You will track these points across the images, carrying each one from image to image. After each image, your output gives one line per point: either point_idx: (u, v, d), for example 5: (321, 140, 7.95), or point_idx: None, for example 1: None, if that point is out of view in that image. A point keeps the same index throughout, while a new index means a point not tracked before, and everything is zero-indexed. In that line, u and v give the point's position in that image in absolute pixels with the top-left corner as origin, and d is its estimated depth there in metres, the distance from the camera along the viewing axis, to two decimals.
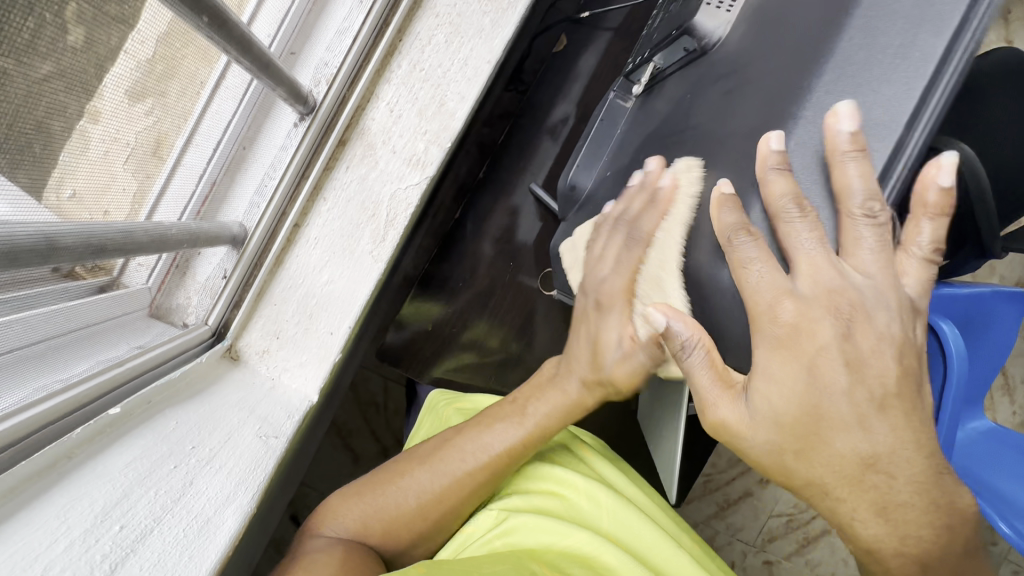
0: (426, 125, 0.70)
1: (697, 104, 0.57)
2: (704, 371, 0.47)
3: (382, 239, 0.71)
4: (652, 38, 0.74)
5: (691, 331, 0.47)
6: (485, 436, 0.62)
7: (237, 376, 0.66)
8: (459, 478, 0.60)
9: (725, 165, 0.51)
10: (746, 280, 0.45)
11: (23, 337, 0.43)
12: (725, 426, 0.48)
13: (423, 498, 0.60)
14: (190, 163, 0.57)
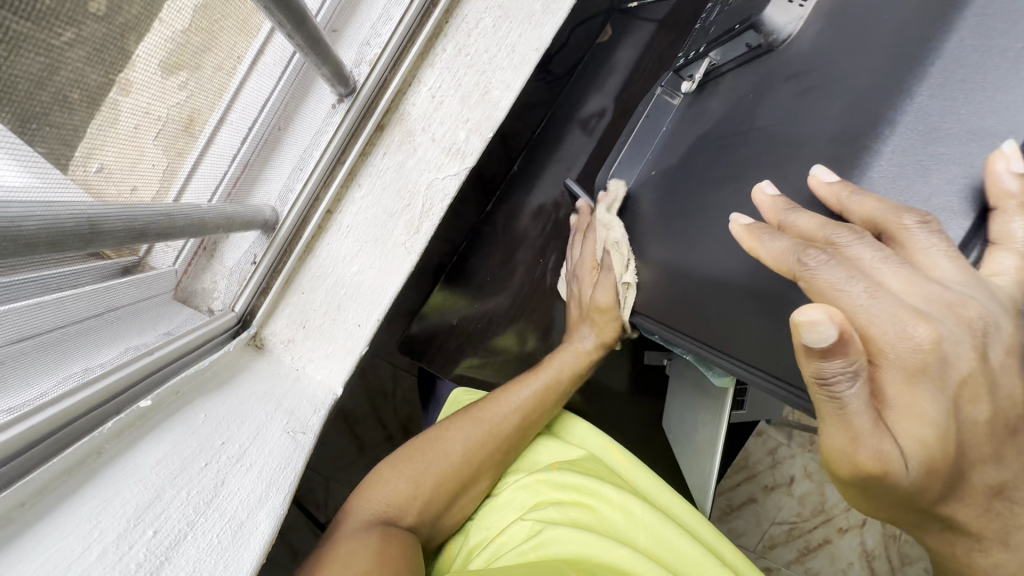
0: (468, 114, 0.67)
1: (762, 103, 0.53)
2: (862, 415, 0.34)
3: (416, 230, 0.69)
4: (709, 33, 0.70)
5: (852, 358, 0.33)
6: (511, 391, 0.69)
7: (261, 365, 0.63)
8: (499, 422, 0.66)
9: (802, 173, 0.47)
10: (841, 301, 0.36)
11: (53, 320, 0.41)
12: (881, 483, 0.35)
13: (470, 443, 0.63)
14: (223, 142, 0.53)
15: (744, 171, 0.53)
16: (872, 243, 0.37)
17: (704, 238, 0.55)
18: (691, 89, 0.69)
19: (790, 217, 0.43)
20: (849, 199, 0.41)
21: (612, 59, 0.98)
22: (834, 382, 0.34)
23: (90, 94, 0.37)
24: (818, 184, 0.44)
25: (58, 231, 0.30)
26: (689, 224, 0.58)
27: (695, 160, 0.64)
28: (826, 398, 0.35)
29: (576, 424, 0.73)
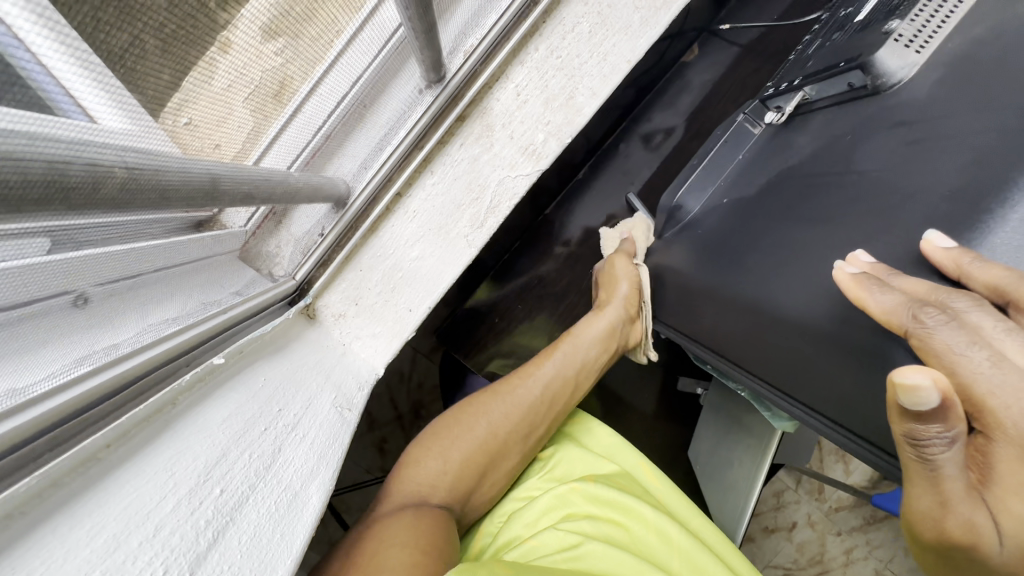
0: (550, 116, 0.66)
1: (862, 148, 0.52)
2: (954, 480, 0.37)
3: (479, 225, 0.69)
4: (805, 67, 0.68)
5: (950, 425, 0.36)
6: (533, 373, 0.70)
7: (312, 336, 0.64)
8: (530, 396, 0.68)
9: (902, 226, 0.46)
10: (959, 364, 0.37)
11: (148, 263, 0.42)
12: (966, 551, 0.38)
13: (499, 418, 0.65)
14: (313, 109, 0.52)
15: (836, 215, 0.52)
16: (991, 311, 0.38)
17: (780, 279, 0.54)
18: (781, 120, 0.68)
19: (900, 278, 0.42)
20: (970, 266, 0.40)
21: (691, 79, 0.97)
22: (929, 443, 0.37)
23: (181, 55, 0.34)
24: (930, 250, 0.43)
25: (187, 184, 0.33)
26: (768, 259, 0.56)
27: (775, 193, 0.62)
28: (920, 457, 0.38)
29: (607, 436, 0.73)
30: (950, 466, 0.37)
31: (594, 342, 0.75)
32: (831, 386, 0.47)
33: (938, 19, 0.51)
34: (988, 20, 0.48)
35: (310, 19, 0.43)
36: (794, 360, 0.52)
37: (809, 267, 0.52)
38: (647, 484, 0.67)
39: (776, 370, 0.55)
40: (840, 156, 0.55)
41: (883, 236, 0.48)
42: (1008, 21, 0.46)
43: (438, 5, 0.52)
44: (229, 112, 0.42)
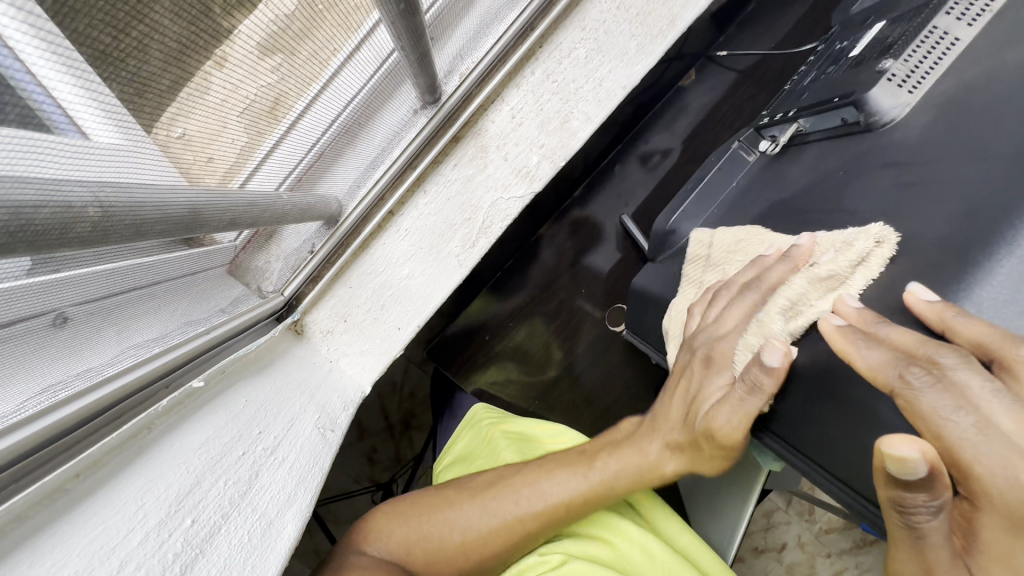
0: (545, 139, 0.67)
1: (852, 186, 0.52)
2: (940, 549, 0.38)
3: (470, 245, 0.69)
4: (800, 98, 0.68)
5: (936, 494, 0.37)
6: (549, 483, 0.60)
7: (299, 352, 0.64)
8: (518, 519, 0.58)
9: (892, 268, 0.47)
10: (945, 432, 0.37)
11: (138, 284, 0.42)
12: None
13: (470, 533, 0.58)
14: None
15: (824, 251, 0.52)
16: (979, 370, 0.37)
17: (772, 316, 0.54)
18: (773, 152, 0.70)
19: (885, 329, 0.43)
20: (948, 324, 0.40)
21: (689, 100, 0.97)
22: (916, 512, 0.38)
23: (179, 69, 0.33)
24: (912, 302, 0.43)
25: (158, 219, 0.35)
26: (761, 291, 0.56)
27: (765, 224, 0.62)
28: (907, 526, 0.39)
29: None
30: (936, 534, 0.38)
31: (626, 479, 0.59)
32: (824, 433, 0.48)
33: (931, 59, 0.52)
34: (977, 66, 0.49)
35: (304, 40, 0.41)
36: (789, 404, 0.52)
37: (794, 300, 0.52)
38: (633, 502, 0.66)
39: (764, 405, 0.55)
40: (831, 192, 0.55)
41: (872, 274, 0.48)
42: (996, 68, 0.48)
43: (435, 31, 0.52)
44: (220, 136, 0.40)
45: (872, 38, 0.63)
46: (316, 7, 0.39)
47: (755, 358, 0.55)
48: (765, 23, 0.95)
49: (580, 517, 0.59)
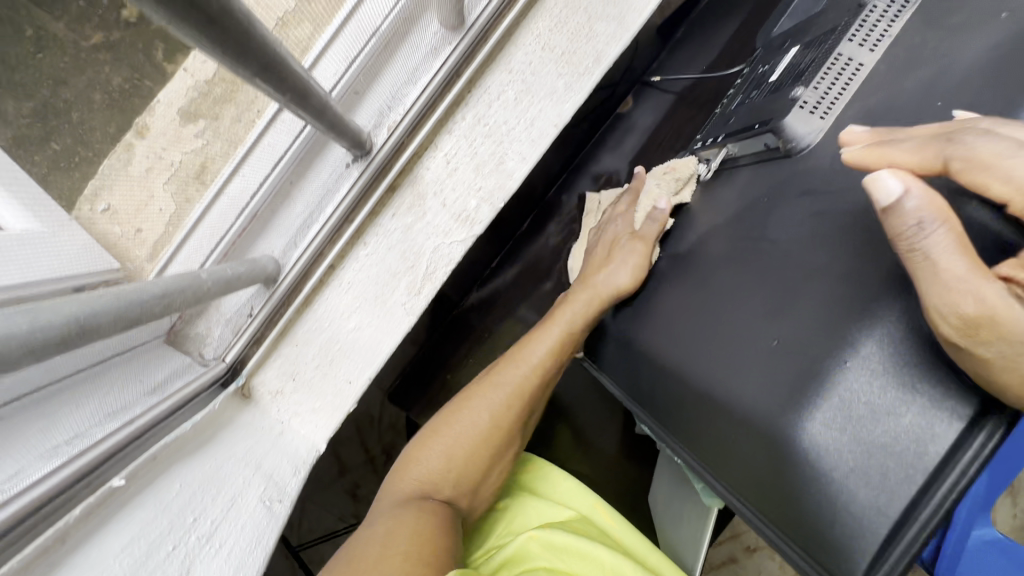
0: (481, 182, 0.67)
1: (776, 216, 0.53)
2: (948, 255, 0.37)
3: (417, 292, 0.69)
4: (728, 122, 0.70)
5: (924, 204, 0.38)
6: (504, 374, 0.66)
7: (245, 419, 0.62)
8: (520, 383, 0.65)
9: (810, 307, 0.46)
10: (1013, 168, 0.37)
11: (50, 376, 0.41)
12: (995, 330, 0.36)
13: (495, 410, 0.63)
14: (232, 194, 0.57)
15: (746, 282, 0.53)
16: (945, 228, 0.38)
17: (711, 359, 0.53)
18: (704, 176, 0.72)
19: (898, 199, 0.39)
20: (891, 146, 0.43)
21: (632, 119, 1.00)
22: (908, 223, 0.38)
23: None
24: (877, 188, 0.40)
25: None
26: (703, 327, 0.55)
27: (701, 249, 0.63)
28: (910, 250, 0.39)
29: (560, 481, 0.75)
30: (948, 261, 0.37)
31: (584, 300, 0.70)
32: (764, 475, 0.47)
33: (837, 87, 0.53)
34: (880, 92, 0.51)
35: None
36: (729, 454, 0.50)
37: (729, 344, 0.52)
38: (601, 524, 0.69)
39: (701, 446, 0.54)
40: (757, 219, 0.56)
41: (788, 317, 0.47)
42: (894, 96, 0.49)
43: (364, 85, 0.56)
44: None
45: (789, 63, 0.64)
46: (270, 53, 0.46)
47: (695, 400, 0.54)
48: (698, 47, 0.97)
49: (562, 351, 0.68)
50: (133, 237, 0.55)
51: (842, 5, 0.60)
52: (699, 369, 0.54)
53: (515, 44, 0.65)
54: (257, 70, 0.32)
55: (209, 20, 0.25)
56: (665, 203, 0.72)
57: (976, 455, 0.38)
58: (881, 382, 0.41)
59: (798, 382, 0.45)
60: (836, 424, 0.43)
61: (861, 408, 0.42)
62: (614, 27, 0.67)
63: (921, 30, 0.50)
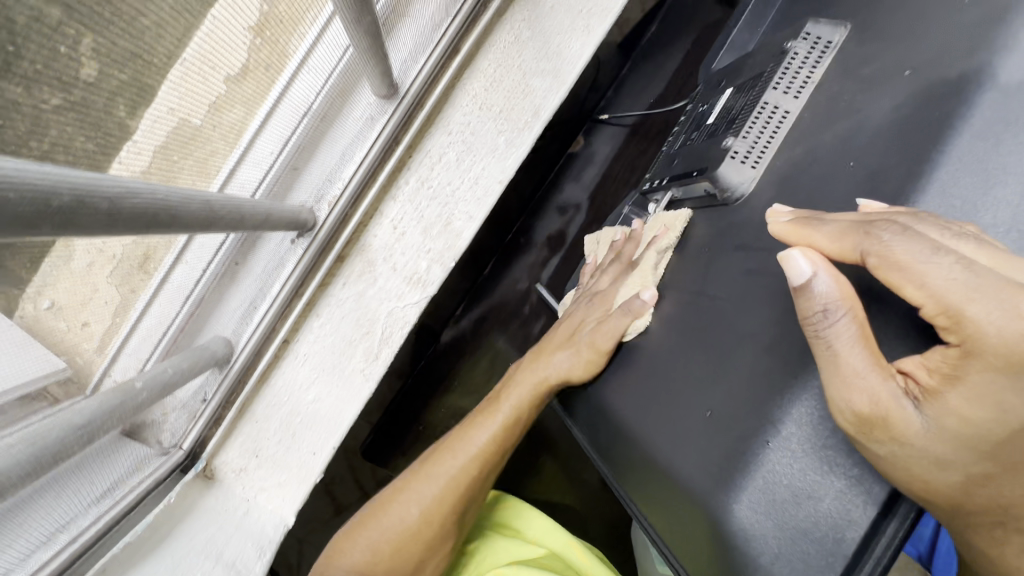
0: (430, 244, 0.68)
1: (716, 266, 0.53)
2: (851, 351, 0.36)
3: (375, 356, 0.69)
4: (671, 165, 0.71)
5: (834, 300, 0.36)
6: (475, 430, 0.65)
7: (209, 503, 0.61)
8: (456, 475, 0.62)
9: (739, 372, 0.44)
10: (926, 274, 0.34)
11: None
12: (888, 431, 0.36)
13: (423, 505, 0.61)
14: (178, 281, 0.53)
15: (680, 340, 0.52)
16: (848, 328, 0.36)
17: (653, 424, 0.50)
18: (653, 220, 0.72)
19: (809, 283, 0.37)
20: (819, 224, 0.40)
21: (589, 151, 1.00)
22: (815, 319, 0.37)
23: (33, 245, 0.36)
24: (789, 269, 0.38)
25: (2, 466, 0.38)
26: (645, 384, 0.54)
27: None
28: (815, 338, 0.37)
29: (535, 519, 0.75)
30: (853, 360, 0.36)
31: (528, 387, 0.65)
32: (695, 538, 0.44)
33: (767, 134, 0.54)
34: (803, 144, 0.51)
35: (186, 154, 0.44)
36: (672, 516, 0.47)
37: (664, 410, 0.49)
38: (574, 562, 0.70)
39: (641, 503, 0.51)
40: (697, 271, 0.55)
41: (721, 381, 0.45)
42: (816, 149, 0.49)
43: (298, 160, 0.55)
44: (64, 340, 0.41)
45: (724, 106, 0.65)
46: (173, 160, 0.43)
47: (635, 462, 0.52)
48: (645, 81, 0.98)
49: (506, 441, 0.65)
50: (78, 332, 0.47)
51: (768, 47, 0.60)
52: (637, 431, 0.52)
53: (452, 105, 0.66)
54: (136, 227, 0.32)
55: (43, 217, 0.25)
56: (650, 296, 0.57)
57: (902, 522, 0.37)
58: (803, 466, 0.39)
59: (733, 449, 0.42)
60: (765, 497, 0.40)
61: (783, 493, 0.39)
62: (550, 81, 0.69)
63: (839, 81, 0.51)
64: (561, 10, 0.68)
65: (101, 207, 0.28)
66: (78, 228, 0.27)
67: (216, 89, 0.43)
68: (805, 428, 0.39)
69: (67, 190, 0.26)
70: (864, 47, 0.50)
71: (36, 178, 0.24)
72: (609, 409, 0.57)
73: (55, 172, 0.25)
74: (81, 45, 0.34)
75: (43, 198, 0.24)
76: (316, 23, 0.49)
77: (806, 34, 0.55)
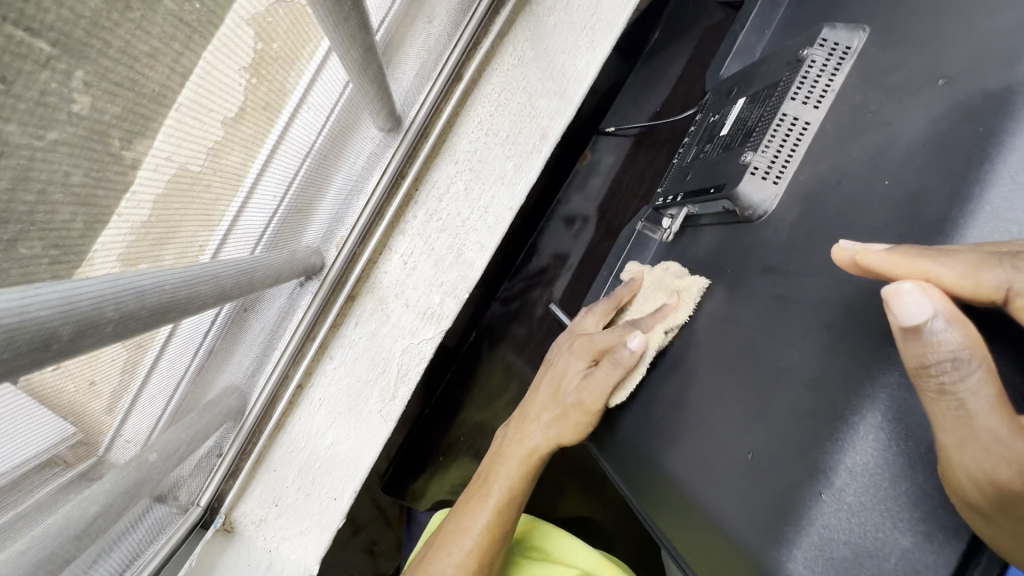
0: (442, 277, 0.68)
1: (743, 289, 0.51)
2: (988, 409, 0.30)
3: (391, 396, 0.68)
4: (684, 180, 0.69)
5: (963, 345, 0.31)
6: (490, 486, 0.60)
7: (230, 558, 0.59)
8: (479, 534, 0.57)
9: (779, 412, 0.42)
10: None
11: None
12: None
13: (454, 575, 0.54)
14: (187, 333, 0.45)
15: (710, 370, 0.50)
16: (984, 382, 0.30)
17: (695, 464, 0.47)
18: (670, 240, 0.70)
19: (927, 326, 0.31)
20: (929, 257, 0.34)
21: (594, 164, 0.98)
22: (940, 369, 0.31)
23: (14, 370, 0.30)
24: (898, 308, 0.32)
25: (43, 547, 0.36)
26: (678, 421, 0.51)
27: None
28: (940, 393, 0.31)
29: (563, 539, 0.73)
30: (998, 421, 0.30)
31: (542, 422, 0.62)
32: None
33: (786, 149, 0.51)
34: (828, 159, 0.48)
35: (187, 201, 0.36)
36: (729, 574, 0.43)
37: (703, 449, 0.47)
38: None
39: (696, 552, 0.47)
40: (724, 297, 0.53)
41: (758, 421, 0.43)
42: (843, 165, 0.47)
43: (306, 201, 0.52)
44: (87, 407, 0.38)
45: (737, 117, 0.62)
46: (173, 211, 0.35)
47: (678, 508, 0.49)
48: (645, 91, 0.96)
49: (526, 486, 0.60)
50: (87, 393, 0.37)
51: (781, 55, 0.58)
52: (671, 472, 0.50)
53: (457, 135, 0.66)
54: (153, 321, 0.33)
55: (45, 343, 0.26)
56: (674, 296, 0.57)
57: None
58: (860, 521, 0.36)
59: (781, 498, 0.40)
60: (826, 553, 0.37)
61: (843, 550, 0.37)
62: (556, 102, 0.69)
63: (862, 90, 0.48)
64: (564, 29, 0.68)
65: (106, 317, 0.29)
66: (90, 340, 0.28)
67: (213, 133, 0.35)
68: (858, 478, 0.37)
69: (98, 310, 0.28)
70: (886, 54, 0.47)
71: (36, 309, 0.25)
72: (641, 448, 0.55)
73: (60, 293, 0.26)
74: (74, 78, 0.24)
75: (43, 328, 0.25)
76: (315, 59, 0.43)
77: (823, 40, 0.52)
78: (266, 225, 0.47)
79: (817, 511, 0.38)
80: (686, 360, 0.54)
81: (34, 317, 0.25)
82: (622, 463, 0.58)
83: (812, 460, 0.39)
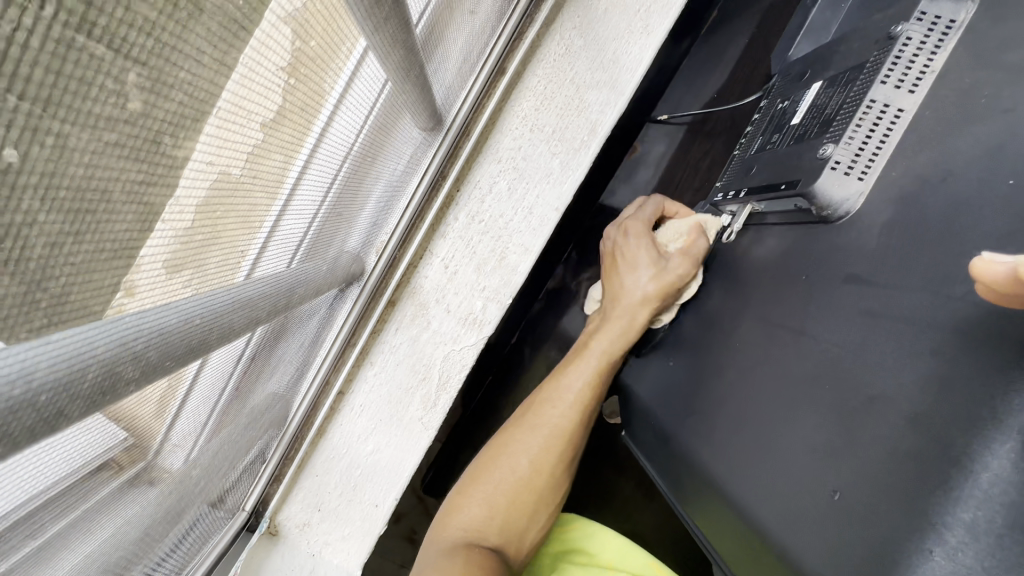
0: (485, 282, 0.65)
1: (818, 301, 0.45)
2: None
3: (433, 405, 0.65)
4: (749, 174, 0.63)
5: None
6: (565, 378, 0.67)
7: (276, 563, 0.59)
8: (557, 423, 0.64)
9: (872, 446, 0.37)
10: None
11: None
12: None
13: (535, 456, 0.63)
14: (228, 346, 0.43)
15: (783, 389, 0.45)
16: None
17: (767, 492, 0.43)
18: (731, 238, 0.63)
19: None
20: None
21: (642, 155, 0.92)
22: None
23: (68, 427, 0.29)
24: None
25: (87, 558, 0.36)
26: (748, 447, 0.46)
27: (727, 319, 0.57)
28: None
29: (604, 536, 0.70)
30: None
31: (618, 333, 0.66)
32: None
33: (876, 136, 0.45)
34: (929, 151, 0.42)
35: (228, 209, 0.33)
36: None
37: (780, 478, 0.42)
38: None
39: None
40: (797, 307, 0.47)
41: (848, 454, 0.38)
42: (948, 161, 0.40)
43: (343, 205, 0.49)
44: (139, 415, 0.36)
45: (812, 104, 0.56)
46: (216, 214, 0.32)
47: (754, 541, 0.44)
48: (699, 78, 0.90)
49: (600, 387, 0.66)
50: (138, 398, 0.35)
51: (865, 33, 0.51)
52: (744, 502, 0.45)
53: (501, 131, 0.63)
54: (185, 355, 0.33)
55: (55, 418, 0.24)
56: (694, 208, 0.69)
57: None
58: None
59: (879, 547, 0.35)
60: None
61: None
62: (606, 93, 0.64)
63: (971, 72, 0.41)
64: (615, 13, 0.64)
65: (122, 377, 0.28)
66: (106, 399, 0.27)
67: (254, 136, 0.32)
68: (979, 539, 0.32)
69: (123, 363, 0.27)
70: (1000, 29, 0.40)
71: (44, 387, 0.23)
72: (704, 467, 0.50)
73: (73, 351, 0.24)
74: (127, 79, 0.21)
75: (49, 406, 0.24)
76: (351, 58, 0.39)
77: (921, 13, 0.44)
78: (299, 243, 0.45)
79: (923, 559, 0.33)
80: (754, 374, 0.48)
81: (39, 398, 0.23)
82: (687, 482, 0.55)
83: (915, 512, 0.34)
